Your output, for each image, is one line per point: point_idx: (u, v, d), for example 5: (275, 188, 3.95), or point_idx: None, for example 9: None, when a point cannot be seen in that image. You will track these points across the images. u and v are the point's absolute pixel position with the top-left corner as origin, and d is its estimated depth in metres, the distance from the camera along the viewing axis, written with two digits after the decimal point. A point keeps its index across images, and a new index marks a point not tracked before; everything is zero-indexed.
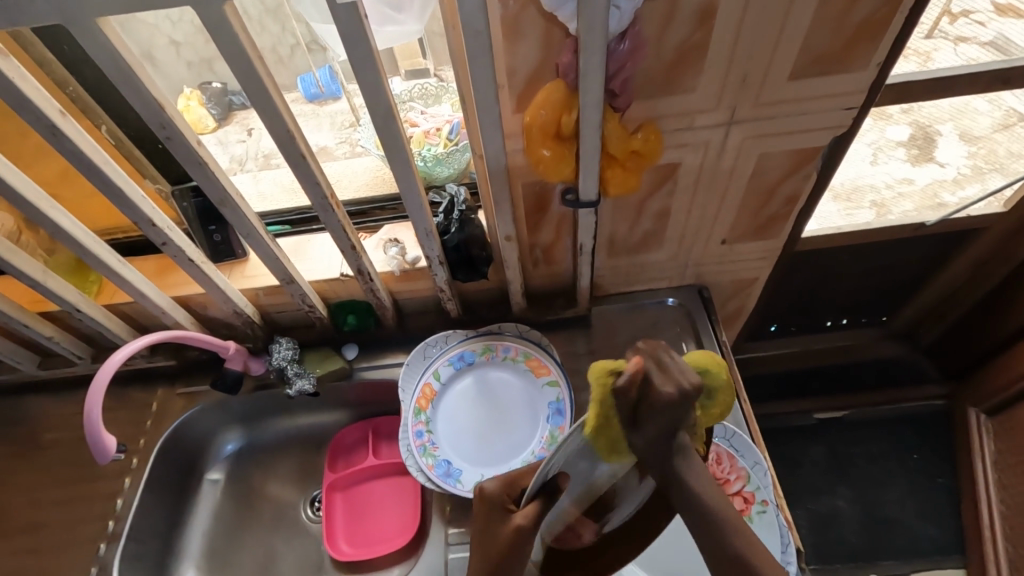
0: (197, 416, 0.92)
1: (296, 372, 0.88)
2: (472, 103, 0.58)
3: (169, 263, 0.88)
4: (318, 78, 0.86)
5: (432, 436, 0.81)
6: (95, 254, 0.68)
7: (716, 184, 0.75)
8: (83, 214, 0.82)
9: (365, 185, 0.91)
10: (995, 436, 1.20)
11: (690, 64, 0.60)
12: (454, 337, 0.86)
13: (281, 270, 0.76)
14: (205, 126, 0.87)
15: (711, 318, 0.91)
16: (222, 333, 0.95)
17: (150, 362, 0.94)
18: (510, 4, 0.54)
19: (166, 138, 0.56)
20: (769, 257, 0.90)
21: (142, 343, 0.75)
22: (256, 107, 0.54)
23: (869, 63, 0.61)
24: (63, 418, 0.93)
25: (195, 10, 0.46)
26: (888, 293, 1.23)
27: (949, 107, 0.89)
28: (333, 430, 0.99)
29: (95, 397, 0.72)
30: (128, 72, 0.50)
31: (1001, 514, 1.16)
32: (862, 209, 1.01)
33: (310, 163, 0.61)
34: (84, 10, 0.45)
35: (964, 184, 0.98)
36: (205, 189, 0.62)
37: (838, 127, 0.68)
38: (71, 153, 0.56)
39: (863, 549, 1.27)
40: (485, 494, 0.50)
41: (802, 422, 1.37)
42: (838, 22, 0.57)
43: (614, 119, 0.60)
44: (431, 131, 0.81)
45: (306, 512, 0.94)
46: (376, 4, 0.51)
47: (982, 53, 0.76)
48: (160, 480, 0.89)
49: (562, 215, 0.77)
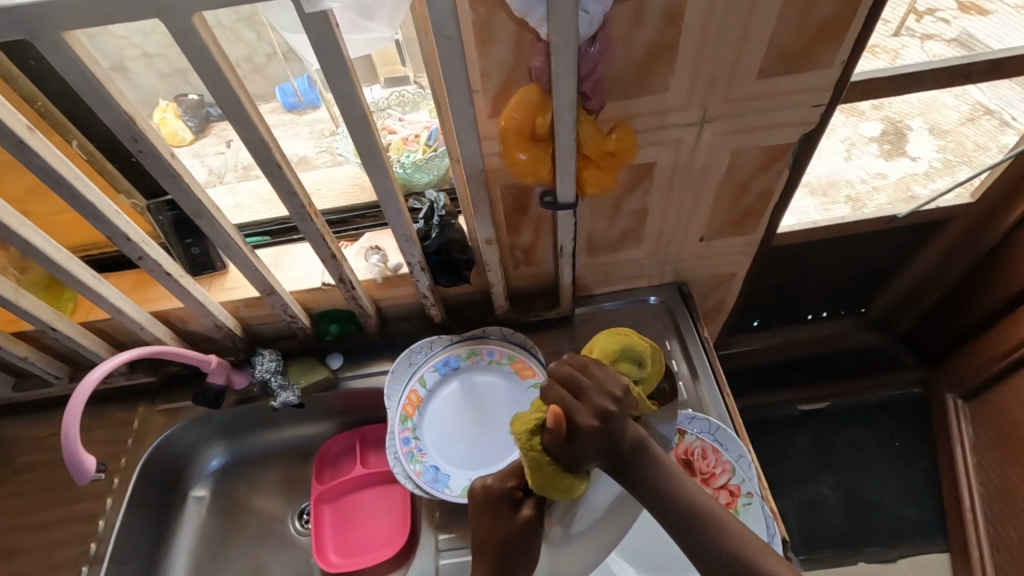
0: (180, 432, 0.91)
1: (279, 384, 0.87)
2: (447, 108, 0.58)
3: (146, 277, 0.87)
4: (297, 87, 0.86)
5: (419, 442, 0.81)
6: (68, 270, 0.67)
7: (691, 183, 0.76)
8: (56, 231, 0.81)
9: (345, 193, 0.90)
10: (972, 419, 1.23)
11: (660, 65, 0.61)
12: (438, 342, 0.86)
13: (261, 280, 0.75)
14: (181, 138, 0.86)
15: (692, 315, 0.92)
16: (203, 347, 0.94)
17: (130, 379, 0.92)
18: (480, 10, 0.54)
19: (138, 150, 0.56)
20: (747, 252, 0.92)
21: (121, 360, 0.74)
22: (229, 117, 0.54)
23: (833, 61, 0.63)
24: (39, 440, 0.91)
25: (163, 21, 0.46)
26: (865, 284, 1.26)
27: (918, 103, 0.92)
28: (318, 441, 0.98)
29: (72, 416, 0.70)
30: (97, 85, 0.49)
31: (981, 497, 1.19)
32: (837, 204, 1.04)
33: (287, 172, 0.61)
34: (49, 23, 0.45)
35: (934, 178, 1.01)
36: (180, 201, 0.62)
37: (805, 123, 0.70)
38: (40, 169, 0.55)
39: (850, 537, 1.28)
40: (490, 489, 0.52)
41: (786, 413, 1.39)
42: (801, 21, 0.59)
43: (588, 120, 0.61)
44: (410, 137, 0.81)
45: (294, 525, 0.93)
46: (347, 11, 0.51)
47: (946, 49, 0.78)
48: (143, 498, 0.87)
49: (542, 217, 0.77)
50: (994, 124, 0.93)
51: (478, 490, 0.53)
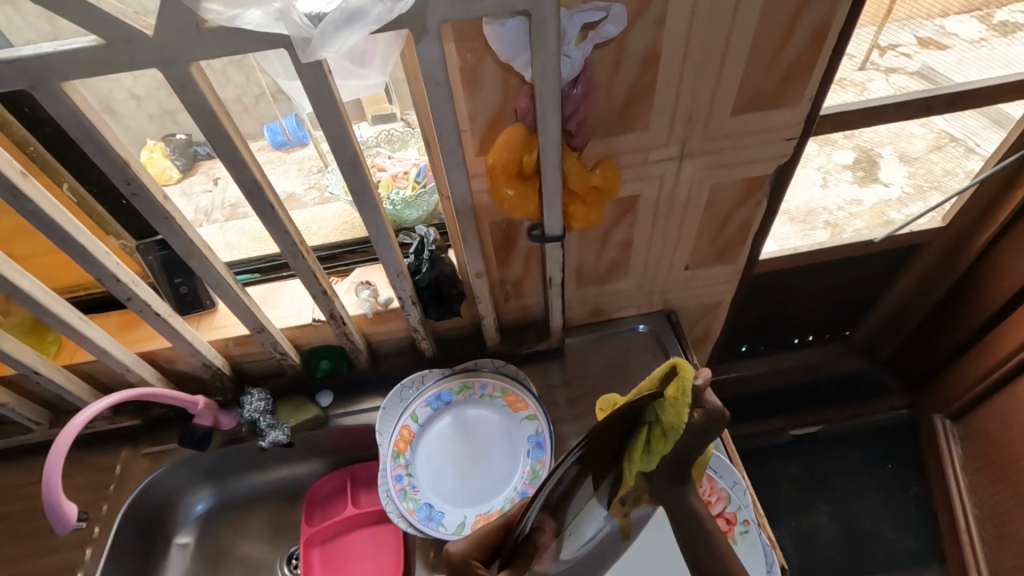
0: (164, 477, 0.89)
1: (269, 423, 0.86)
2: (436, 147, 0.60)
3: (134, 318, 0.87)
4: (285, 126, 0.89)
5: (411, 480, 0.79)
6: (55, 312, 0.67)
7: (673, 215, 0.79)
8: (42, 273, 0.80)
9: (335, 230, 0.91)
10: (962, 439, 1.23)
11: (638, 107, 0.64)
12: (430, 376, 0.85)
13: (251, 318, 0.75)
14: (169, 176, 0.87)
15: (681, 343, 0.94)
16: (190, 387, 0.92)
17: (114, 423, 0.90)
18: (468, 56, 0.57)
19: (131, 193, 0.56)
20: (730, 280, 0.94)
21: (106, 404, 0.73)
22: (223, 160, 0.55)
23: (802, 98, 0.66)
24: (17, 489, 0.88)
25: (161, 70, 0.48)
26: (847, 309, 1.29)
27: (886, 132, 0.96)
28: (308, 481, 0.96)
29: (54, 463, 0.68)
30: (93, 131, 0.50)
31: (976, 517, 1.19)
32: (816, 231, 1.08)
33: (279, 212, 0.62)
34: (49, 74, 0.46)
35: (907, 203, 1.05)
36: (171, 242, 0.62)
37: (780, 156, 0.73)
38: (32, 213, 0.55)
39: (848, 565, 1.27)
40: (456, 557, 0.52)
41: (778, 440, 1.38)
42: (769, 63, 0.62)
43: (573, 158, 0.63)
44: (399, 174, 0.82)
45: (282, 571, 0.90)
46: (339, 59, 0.53)
47: (909, 82, 0.83)
48: (123, 547, 0.84)
49: (529, 250, 0.79)
50: (961, 152, 0.98)
51: (445, 553, 0.54)
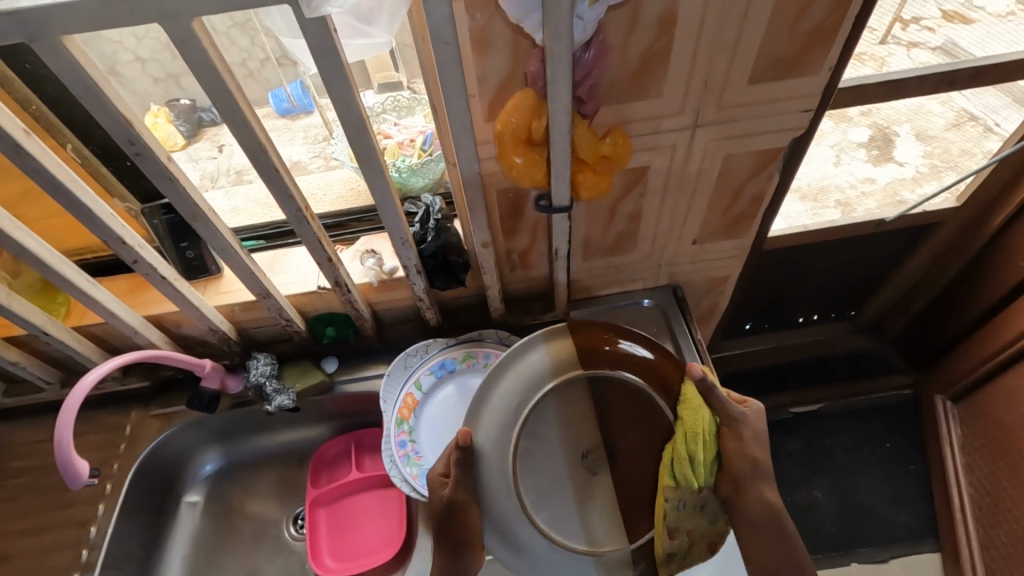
0: (174, 437, 0.90)
1: (275, 388, 0.87)
2: (444, 112, 0.59)
3: (140, 281, 0.87)
4: (290, 93, 0.86)
5: (415, 445, 0.81)
6: (63, 274, 0.67)
7: (684, 187, 0.77)
8: (49, 236, 0.80)
9: (340, 197, 0.91)
10: (961, 420, 1.24)
11: (651, 73, 0.62)
12: (434, 345, 0.86)
13: (257, 283, 0.75)
14: (174, 142, 0.87)
15: (686, 317, 0.93)
16: (197, 352, 0.93)
17: (123, 384, 0.92)
18: (477, 16, 0.55)
19: (135, 153, 0.56)
20: (738, 255, 0.93)
21: (115, 364, 0.73)
22: (228, 121, 0.54)
23: (822, 67, 0.64)
24: (31, 446, 0.90)
25: (163, 25, 0.47)
26: (854, 288, 1.28)
27: (905, 109, 0.95)
28: (313, 445, 0.98)
29: (66, 421, 0.70)
30: (95, 88, 0.50)
31: (971, 495, 1.20)
32: (828, 209, 1.05)
33: (284, 175, 0.61)
34: (49, 27, 0.45)
35: (921, 183, 1.02)
36: (176, 204, 0.62)
37: (797, 128, 0.71)
38: (38, 172, 0.55)
39: (842, 538, 1.29)
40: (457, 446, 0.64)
41: (778, 416, 1.40)
42: (789, 29, 0.60)
43: (583, 125, 0.62)
44: (405, 142, 0.82)
45: (290, 530, 0.92)
46: (346, 17, 0.51)
47: (932, 57, 0.80)
48: (136, 504, 0.87)
49: (537, 220, 0.78)
50: (980, 130, 0.96)
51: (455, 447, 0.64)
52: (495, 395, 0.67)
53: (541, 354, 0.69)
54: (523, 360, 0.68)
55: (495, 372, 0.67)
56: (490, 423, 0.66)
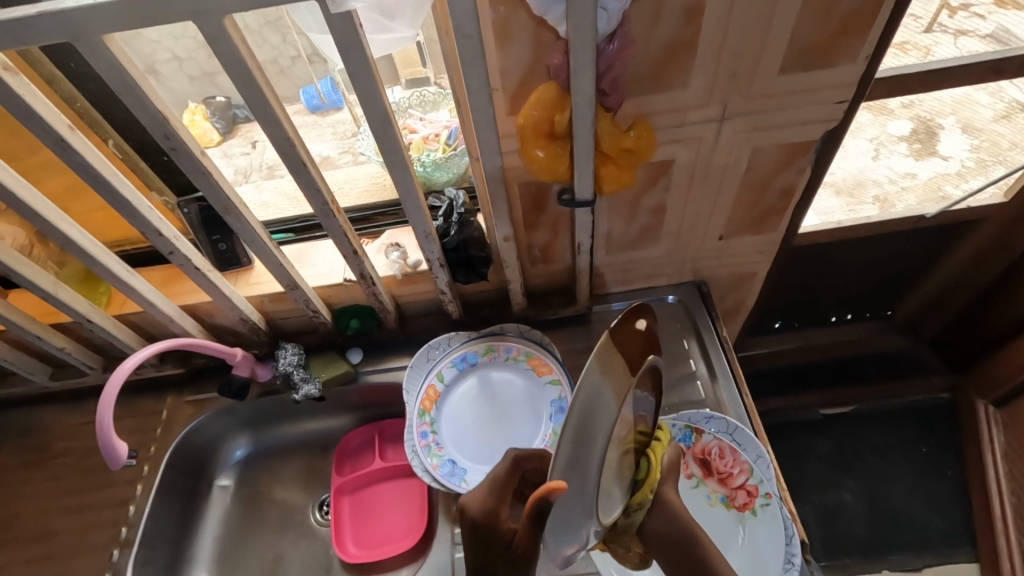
0: (206, 422, 0.94)
1: (302, 376, 0.89)
2: (466, 106, 0.59)
3: (175, 272, 0.90)
4: (321, 89, 0.89)
5: (436, 436, 0.82)
6: (104, 263, 0.70)
7: (709, 182, 0.76)
8: (91, 227, 0.84)
9: (365, 191, 0.92)
10: (1004, 426, 1.19)
11: (676, 64, 0.61)
12: (457, 338, 0.87)
13: (286, 275, 0.77)
14: (210, 139, 0.89)
15: (710, 314, 0.92)
16: (229, 341, 0.97)
17: (159, 370, 0.96)
18: (500, 10, 0.55)
19: (171, 148, 0.58)
20: (766, 251, 0.91)
21: (152, 350, 0.76)
22: (257, 116, 0.56)
23: (857, 56, 0.62)
24: (75, 428, 0.95)
25: (197, 23, 0.48)
26: (889, 287, 1.23)
27: (950, 100, 0.89)
28: (338, 435, 1.00)
29: (106, 405, 0.73)
30: (134, 85, 0.52)
31: (1013, 504, 1.15)
32: (865, 205, 1.02)
33: (311, 169, 0.63)
34: (91, 27, 0.47)
35: (966, 178, 0.98)
36: (210, 197, 0.64)
37: (828, 121, 0.69)
38: (80, 166, 0.58)
39: (872, 543, 1.26)
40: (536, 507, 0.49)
41: (807, 417, 1.36)
42: (822, 18, 0.58)
43: (606, 118, 0.61)
44: (430, 136, 0.82)
45: (315, 516, 0.95)
46: (370, 12, 0.52)
47: (980, 45, 0.76)
48: (171, 485, 0.90)
49: (559, 214, 0.78)
50: None
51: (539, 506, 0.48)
52: (585, 434, 0.48)
53: (603, 377, 0.48)
54: (603, 403, 0.48)
55: (580, 396, 0.47)
56: (583, 472, 0.49)
